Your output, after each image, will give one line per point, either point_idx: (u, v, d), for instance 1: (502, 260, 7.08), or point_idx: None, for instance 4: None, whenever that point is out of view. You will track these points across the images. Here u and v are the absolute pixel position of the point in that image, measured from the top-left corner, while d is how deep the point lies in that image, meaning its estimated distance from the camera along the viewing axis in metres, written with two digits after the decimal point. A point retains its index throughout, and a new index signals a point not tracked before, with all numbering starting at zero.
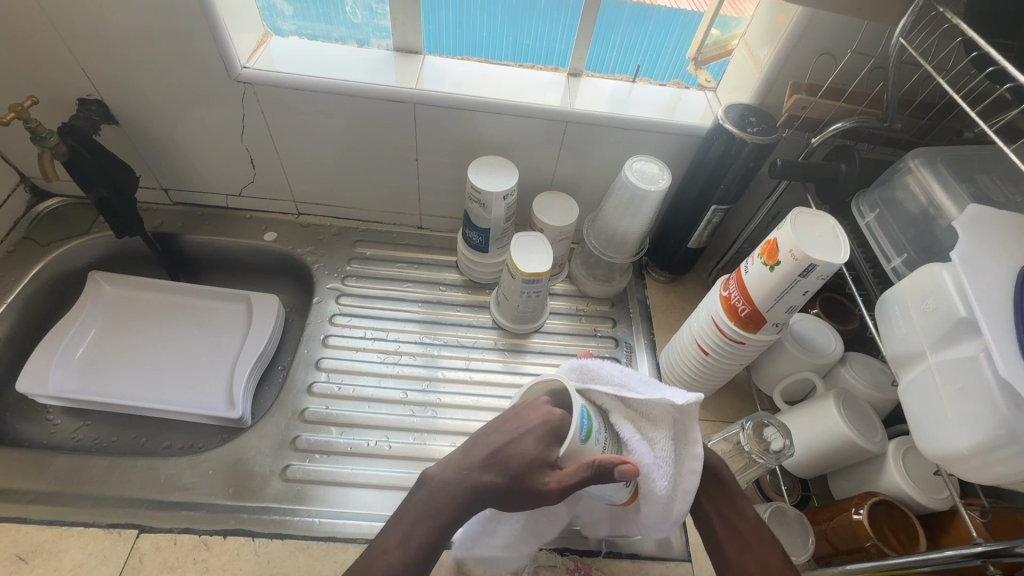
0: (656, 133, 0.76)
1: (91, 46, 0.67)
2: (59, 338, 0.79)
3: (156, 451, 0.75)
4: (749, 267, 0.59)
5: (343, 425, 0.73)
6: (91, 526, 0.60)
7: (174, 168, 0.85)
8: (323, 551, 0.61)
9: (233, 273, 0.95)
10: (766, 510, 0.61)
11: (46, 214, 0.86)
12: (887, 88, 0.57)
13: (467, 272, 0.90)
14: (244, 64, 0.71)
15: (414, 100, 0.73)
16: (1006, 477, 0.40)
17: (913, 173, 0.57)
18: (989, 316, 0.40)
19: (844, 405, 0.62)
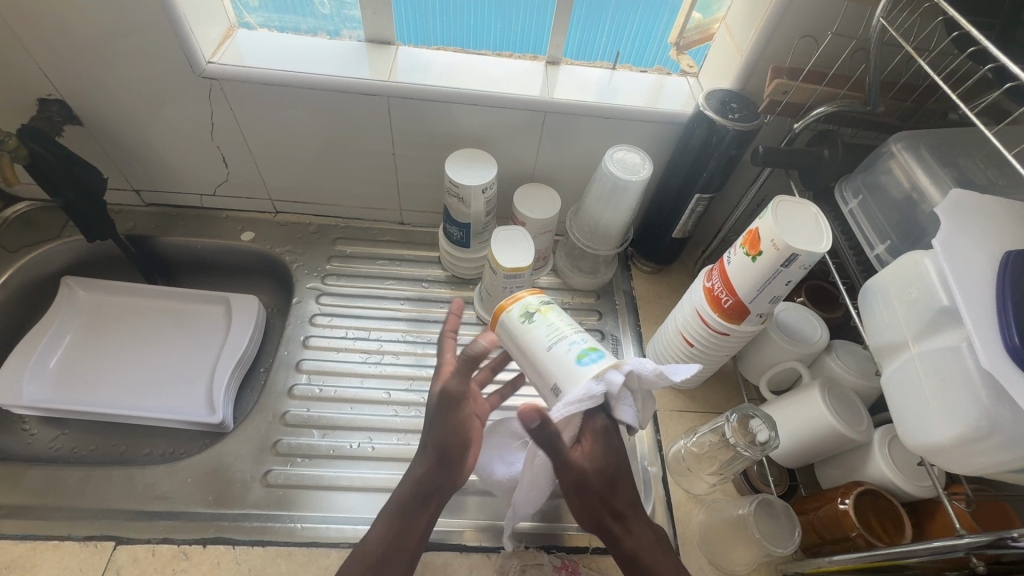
0: (638, 122, 0.74)
1: (46, 44, 0.65)
2: (32, 347, 0.77)
3: (136, 459, 0.74)
4: (732, 258, 0.58)
5: (326, 428, 0.72)
6: (67, 539, 0.59)
7: (145, 168, 0.83)
8: (305, 557, 0.60)
9: (211, 274, 0.93)
10: (753, 503, 0.59)
11: (14, 219, 0.84)
12: (869, 71, 0.56)
13: (450, 267, 0.88)
14: (209, 59, 0.68)
15: (387, 93, 0.71)
16: (989, 467, 0.40)
17: (896, 158, 0.56)
18: (971, 305, 0.39)
19: (829, 394, 0.62)
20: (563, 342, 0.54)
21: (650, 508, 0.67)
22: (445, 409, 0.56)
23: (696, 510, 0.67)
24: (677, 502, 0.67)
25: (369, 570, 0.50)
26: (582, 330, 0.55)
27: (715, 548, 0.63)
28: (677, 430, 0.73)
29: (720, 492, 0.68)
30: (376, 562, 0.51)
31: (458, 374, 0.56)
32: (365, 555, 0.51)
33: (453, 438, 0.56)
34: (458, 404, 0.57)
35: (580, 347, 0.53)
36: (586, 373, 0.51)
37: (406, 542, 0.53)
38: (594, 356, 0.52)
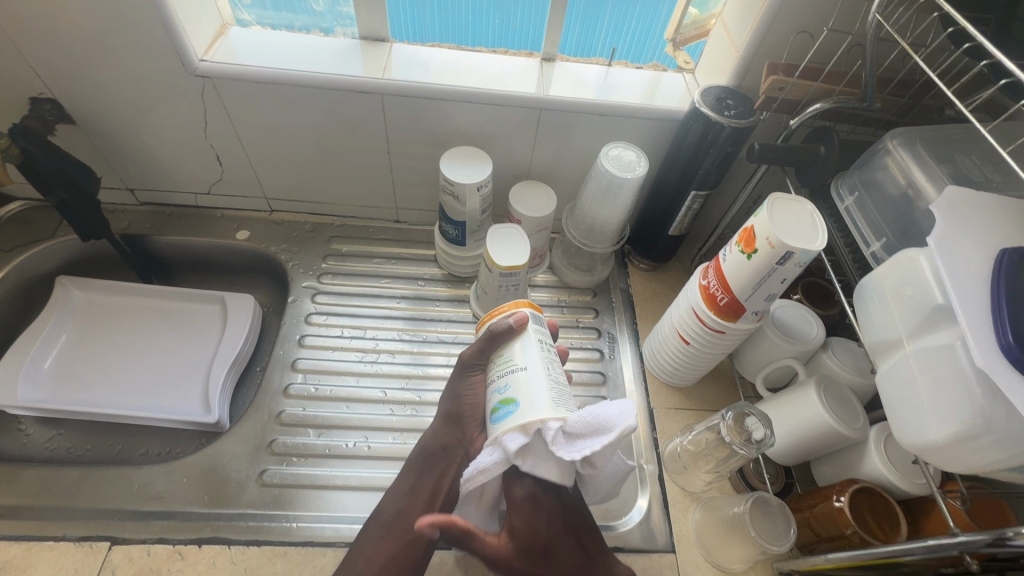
0: (634, 119, 0.74)
1: (36, 42, 0.64)
2: (27, 347, 0.77)
3: (132, 459, 0.74)
4: (727, 255, 0.58)
5: (321, 427, 0.72)
6: (62, 540, 0.59)
7: (139, 167, 0.82)
8: (301, 557, 0.60)
9: (207, 273, 0.92)
10: (749, 501, 0.59)
11: (8, 219, 0.83)
12: (865, 67, 0.56)
13: (446, 266, 0.88)
14: (201, 57, 0.68)
15: (381, 90, 0.70)
16: (983, 466, 0.40)
17: (891, 155, 0.55)
18: (966, 304, 0.39)
19: (825, 391, 0.61)
20: (493, 390, 0.54)
21: (646, 507, 0.67)
22: (461, 380, 0.60)
23: (692, 508, 0.67)
24: (673, 499, 0.67)
25: (384, 528, 0.54)
26: (512, 372, 0.53)
27: (710, 546, 0.63)
28: (673, 428, 0.73)
29: (716, 490, 0.68)
30: (388, 518, 0.55)
31: (478, 346, 0.58)
32: (381, 514, 0.55)
33: (459, 404, 0.59)
34: (472, 373, 0.59)
35: (497, 400, 0.53)
36: (493, 430, 0.52)
37: (416, 499, 0.56)
38: (503, 411, 0.51)
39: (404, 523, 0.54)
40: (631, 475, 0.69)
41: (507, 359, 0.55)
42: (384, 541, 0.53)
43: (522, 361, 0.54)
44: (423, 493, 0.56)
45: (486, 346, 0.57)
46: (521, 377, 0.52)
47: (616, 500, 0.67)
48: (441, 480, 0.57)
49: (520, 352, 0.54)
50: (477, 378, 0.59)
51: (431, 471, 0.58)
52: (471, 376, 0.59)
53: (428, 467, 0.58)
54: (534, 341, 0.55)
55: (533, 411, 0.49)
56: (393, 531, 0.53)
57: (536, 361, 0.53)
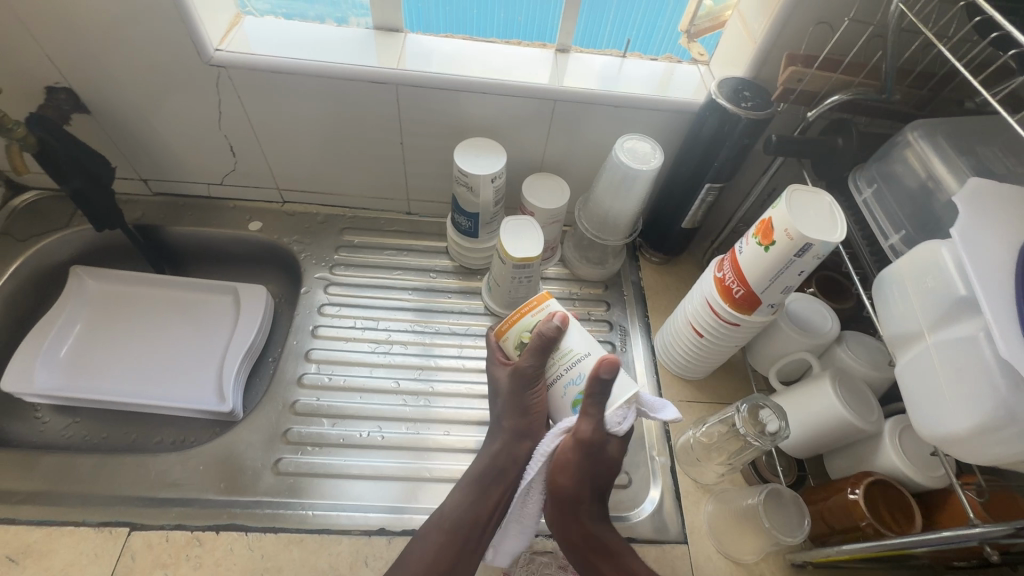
0: (649, 110, 0.74)
1: (54, 31, 0.64)
2: (43, 336, 0.77)
3: (147, 447, 0.74)
4: (744, 247, 0.58)
5: (335, 417, 0.72)
6: (81, 525, 0.60)
7: (153, 157, 0.82)
8: (317, 543, 0.61)
9: (219, 263, 0.93)
10: (763, 492, 0.59)
11: (22, 208, 0.84)
12: (887, 58, 0.55)
13: (458, 257, 0.88)
14: (217, 46, 0.68)
15: (396, 81, 0.70)
16: (1004, 457, 0.40)
17: (911, 147, 0.55)
18: (990, 294, 0.39)
19: (840, 385, 0.61)
20: (565, 382, 0.59)
21: (658, 498, 0.67)
22: (518, 393, 0.61)
23: (705, 500, 0.67)
24: (685, 491, 0.68)
25: (446, 534, 0.57)
26: (581, 364, 0.58)
27: (723, 537, 0.63)
28: (685, 420, 0.73)
29: (728, 482, 0.68)
30: (452, 525, 0.57)
31: (531, 357, 0.60)
32: (443, 519, 0.58)
33: (527, 415, 0.62)
34: (530, 386, 0.61)
35: (574, 393, 0.59)
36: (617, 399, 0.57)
37: (481, 511, 0.59)
38: (590, 400, 0.58)
39: (467, 529, 0.58)
40: (643, 466, 0.70)
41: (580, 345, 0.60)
42: (445, 546, 0.56)
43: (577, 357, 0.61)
44: (488, 504, 0.59)
45: (538, 351, 0.59)
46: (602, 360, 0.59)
47: (628, 491, 0.68)
48: (506, 492, 0.60)
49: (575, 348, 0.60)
50: (536, 388, 0.61)
51: (500, 481, 0.61)
52: (532, 389, 0.61)
53: (495, 479, 0.61)
54: (580, 328, 0.60)
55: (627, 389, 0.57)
56: (457, 538, 0.57)
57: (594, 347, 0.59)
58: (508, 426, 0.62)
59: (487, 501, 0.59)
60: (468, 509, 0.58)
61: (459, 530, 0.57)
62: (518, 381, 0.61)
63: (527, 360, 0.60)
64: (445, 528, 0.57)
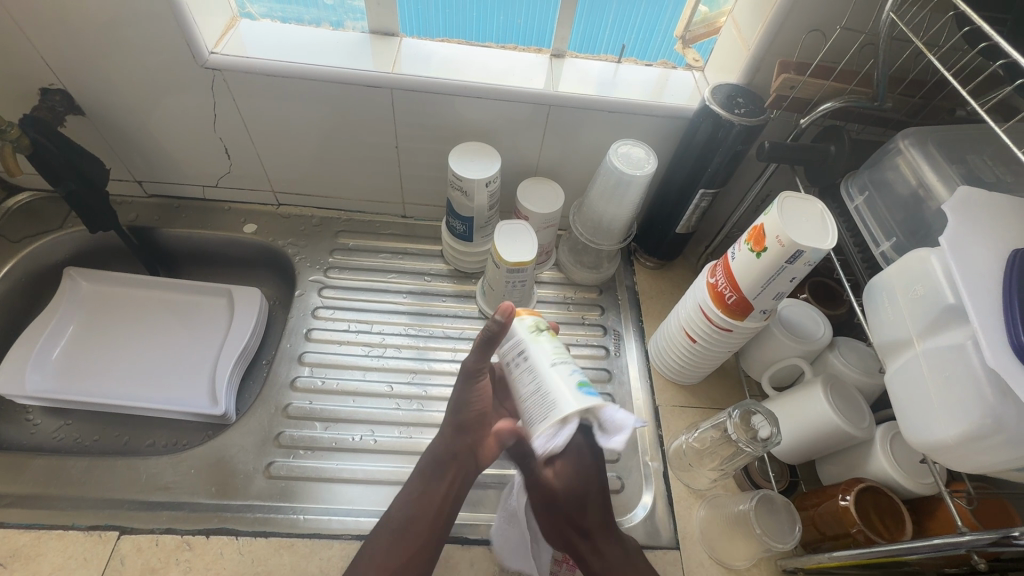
0: (644, 116, 0.74)
1: (49, 33, 0.64)
2: (35, 337, 0.77)
3: (139, 450, 0.74)
4: (736, 254, 0.58)
5: (328, 421, 0.72)
6: (71, 528, 0.60)
7: (148, 159, 0.82)
8: (308, 548, 0.61)
9: (213, 265, 0.92)
10: (755, 498, 0.59)
11: (16, 209, 0.84)
12: (878, 66, 0.55)
13: (452, 261, 0.88)
14: (211, 49, 0.68)
15: (391, 85, 0.70)
16: (992, 465, 0.40)
17: (902, 155, 0.55)
18: (978, 304, 0.39)
19: (832, 391, 0.61)
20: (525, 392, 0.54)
21: (650, 503, 0.67)
22: (465, 388, 0.60)
23: (697, 505, 0.67)
24: (678, 497, 0.68)
25: (392, 532, 0.56)
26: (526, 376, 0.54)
27: (715, 543, 0.63)
28: (678, 425, 0.74)
29: (721, 487, 0.68)
30: (400, 523, 0.56)
31: (473, 353, 0.59)
32: (391, 520, 0.57)
33: (469, 410, 0.60)
34: (476, 381, 0.60)
35: (535, 400, 0.54)
36: (591, 402, 0.51)
37: (425, 508, 0.57)
38: (542, 413, 0.53)
39: (415, 528, 0.56)
40: (635, 471, 0.70)
41: (556, 347, 0.55)
42: (394, 546, 0.55)
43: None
44: (433, 499, 0.58)
45: (484, 349, 0.58)
46: (562, 371, 0.53)
47: (620, 496, 0.67)
48: (451, 485, 0.59)
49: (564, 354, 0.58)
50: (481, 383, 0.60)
51: (444, 474, 0.59)
52: (475, 383, 0.60)
53: (439, 473, 0.59)
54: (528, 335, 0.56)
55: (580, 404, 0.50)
56: (402, 536, 0.55)
57: (547, 360, 0.53)
58: (449, 421, 0.61)
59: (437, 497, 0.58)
60: (418, 504, 0.57)
61: (407, 528, 0.56)
62: (464, 375, 0.60)
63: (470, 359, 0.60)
64: (394, 525, 0.56)
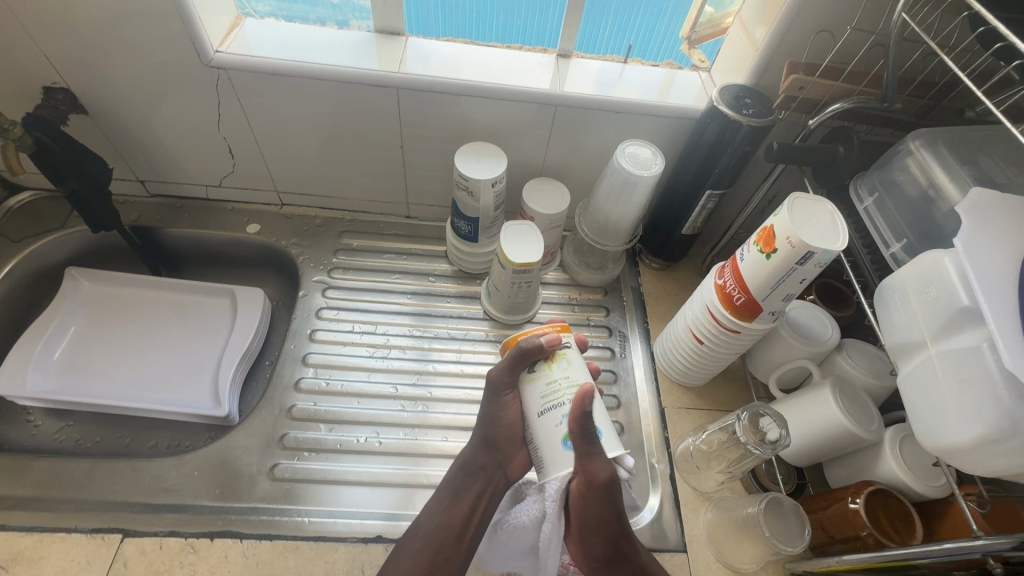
0: (651, 116, 0.74)
1: (52, 31, 0.64)
2: (36, 338, 0.76)
3: (141, 451, 0.73)
4: (745, 255, 0.58)
5: (333, 422, 0.71)
6: (73, 531, 0.59)
7: (151, 158, 0.82)
8: (313, 551, 0.60)
9: (215, 265, 0.92)
10: (763, 501, 0.59)
11: (18, 209, 0.83)
12: (889, 67, 0.55)
13: (457, 262, 0.87)
14: (217, 48, 0.68)
15: (397, 84, 0.70)
16: (1007, 469, 0.40)
17: (913, 156, 0.55)
18: (995, 306, 0.39)
19: (840, 393, 0.61)
20: (561, 416, 0.51)
21: (657, 506, 0.67)
22: (491, 399, 0.58)
23: (704, 508, 0.67)
24: (685, 499, 0.67)
25: (422, 541, 0.55)
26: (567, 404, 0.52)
27: (722, 546, 0.63)
28: (685, 427, 0.73)
29: (728, 490, 0.68)
30: (428, 531, 0.56)
31: (506, 367, 0.55)
32: (418, 528, 0.57)
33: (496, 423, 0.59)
34: (502, 394, 0.57)
35: (573, 427, 0.51)
36: (574, 462, 0.50)
37: (453, 517, 0.57)
38: (587, 440, 0.50)
39: (440, 538, 0.56)
40: (642, 473, 0.69)
41: (554, 385, 0.53)
42: (419, 555, 0.54)
43: (591, 388, 0.53)
44: (461, 509, 0.58)
45: (515, 365, 0.54)
46: (550, 422, 0.51)
47: None
48: (478, 496, 0.59)
49: (581, 374, 0.54)
50: (507, 397, 0.57)
51: (471, 485, 0.60)
52: (501, 398, 0.57)
53: (467, 484, 0.60)
54: (575, 356, 0.54)
55: (558, 466, 0.51)
56: (431, 544, 0.55)
57: (537, 407, 0.53)
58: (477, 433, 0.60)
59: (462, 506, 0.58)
60: (443, 515, 0.58)
61: (434, 536, 0.56)
62: (492, 388, 0.57)
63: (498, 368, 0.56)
64: (419, 534, 0.56)
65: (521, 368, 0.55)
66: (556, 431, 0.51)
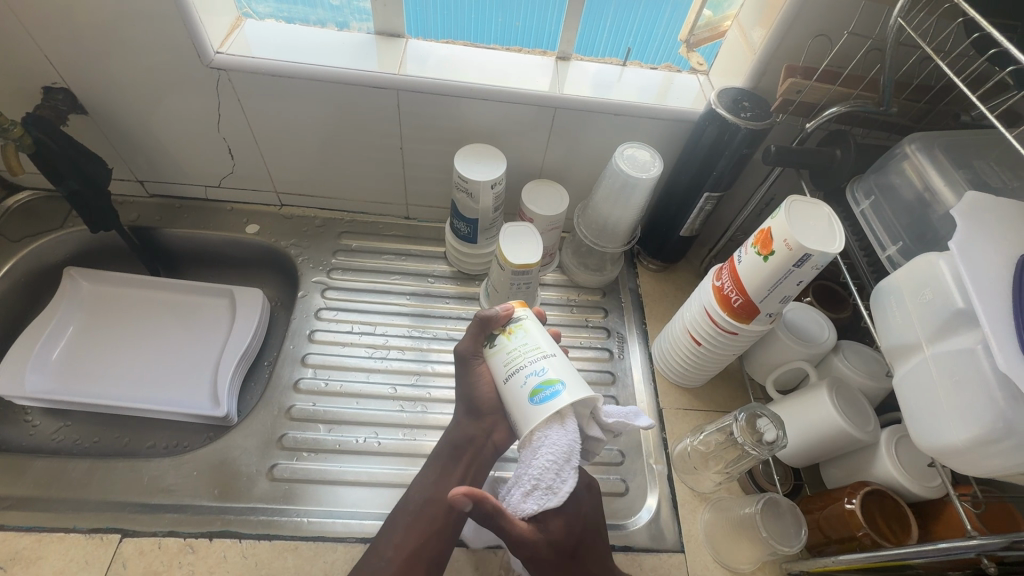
0: (649, 119, 0.74)
1: (53, 31, 0.64)
2: (35, 338, 0.76)
3: (139, 451, 0.73)
4: (743, 256, 0.58)
5: (332, 422, 0.72)
6: (72, 531, 0.59)
7: (150, 158, 0.82)
8: (312, 551, 0.60)
9: (215, 266, 0.92)
10: (760, 502, 0.59)
11: (16, 208, 0.83)
12: (885, 71, 0.55)
13: (456, 263, 0.88)
14: (217, 49, 0.68)
15: (397, 86, 0.70)
16: (1002, 469, 0.40)
17: (909, 159, 0.56)
18: (989, 308, 0.39)
19: (837, 395, 0.62)
20: (524, 373, 0.54)
21: (655, 506, 0.67)
22: (464, 375, 0.60)
23: (701, 508, 0.67)
24: (682, 499, 0.68)
25: (412, 516, 0.55)
26: (531, 360, 0.55)
27: (720, 546, 0.63)
28: (683, 428, 0.74)
29: (725, 490, 0.68)
30: (416, 506, 0.56)
31: (469, 337, 0.60)
32: (409, 503, 0.57)
33: (473, 396, 0.59)
34: (474, 365, 0.59)
35: (536, 382, 0.53)
36: (540, 412, 0.52)
37: (440, 492, 0.56)
38: (549, 391, 0.52)
39: (429, 513, 0.55)
40: (640, 474, 0.70)
41: (515, 352, 0.57)
42: (410, 529, 0.54)
43: (551, 347, 0.57)
44: (449, 484, 0.57)
45: (477, 334, 0.59)
46: (516, 382, 0.55)
47: (625, 499, 0.67)
48: (467, 470, 0.58)
49: (539, 337, 0.58)
50: (478, 367, 0.59)
51: (459, 459, 0.58)
52: (472, 368, 0.59)
53: (455, 459, 0.59)
54: (536, 327, 0.59)
55: (528, 421, 0.53)
56: (419, 518, 0.55)
57: (504, 372, 0.56)
58: (460, 408, 0.60)
59: (452, 480, 0.57)
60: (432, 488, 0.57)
61: (420, 508, 0.56)
62: (460, 363, 0.60)
63: (460, 345, 0.60)
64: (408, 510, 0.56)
65: (484, 341, 0.59)
66: (518, 388, 0.54)
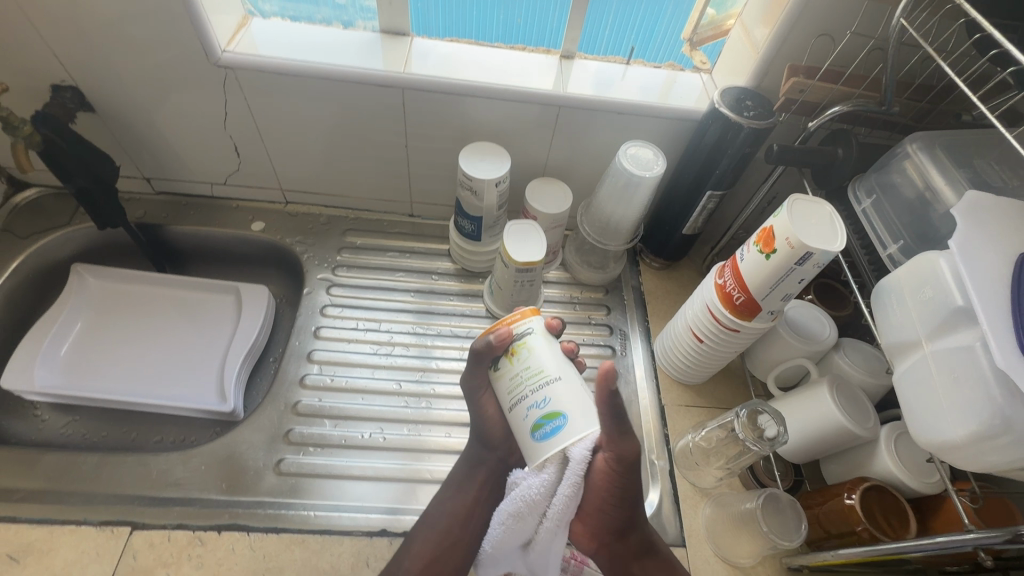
0: (652, 118, 0.75)
1: (61, 30, 0.64)
2: (44, 333, 0.77)
3: (147, 446, 0.74)
4: (745, 255, 0.59)
5: (337, 418, 0.72)
6: (83, 523, 0.60)
7: (157, 156, 0.83)
8: (319, 544, 0.61)
9: (220, 263, 0.93)
10: (760, 497, 0.60)
11: (24, 205, 0.84)
12: (887, 71, 0.56)
13: (460, 260, 0.89)
14: (224, 47, 0.68)
15: (402, 84, 0.71)
16: (999, 465, 0.41)
17: (910, 158, 0.56)
18: (987, 306, 0.40)
19: (838, 391, 0.62)
20: (527, 404, 0.50)
21: (656, 501, 0.68)
22: (472, 401, 0.61)
23: (702, 503, 0.68)
24: (683, 495, 0.68)
25: (426, 529, 0.59)
26: (535, 389, 0.50)
27: (720, 541, 0.64)
28: (684, 424, 0.74)
29: (726, 486, 0.69)
30: (431, 521, 0.59)
31: (470, 369, 0.58)
32: (425, 516, 0.60)
33: (482, 424, 0.61)
34: (479, 394, 0.60)
35: (537, 416, 0.49)
36: (544, 450, 0.48)
37: (456, 508, 0.60)
38: (550, 428, 0.48)
39: (444, 527, 0.59)
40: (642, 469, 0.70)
41: (518, 377, 0.52)
42: (426, 542, 0.58)
43: (557, 370, 0.51)
44: (463, 499, 0.61)
45: (479, 362, 0.56)
46: (519, 414, 0.51)
47: None
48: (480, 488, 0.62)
49: (547, 359, 0.52)
50: (484, 396, 0.60)
51: (472, 478, 0.62)
52: (478, 397, 0.60)
53: (469, 477, 0.63)
54: (547, 344, 0.53)
55: (534, 456, 0.49)
56: (435, 532, 0.58)
57: (508, 401, 0.52)
58: (472, 431, 0.63)
59: (466, 497, 0.61)
60: (447, 504, 0.61)
61: (436, 522, 0.59)
62: (468, 390, 0.60)
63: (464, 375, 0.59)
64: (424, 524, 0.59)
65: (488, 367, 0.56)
66: (522, 422, 0.50)
